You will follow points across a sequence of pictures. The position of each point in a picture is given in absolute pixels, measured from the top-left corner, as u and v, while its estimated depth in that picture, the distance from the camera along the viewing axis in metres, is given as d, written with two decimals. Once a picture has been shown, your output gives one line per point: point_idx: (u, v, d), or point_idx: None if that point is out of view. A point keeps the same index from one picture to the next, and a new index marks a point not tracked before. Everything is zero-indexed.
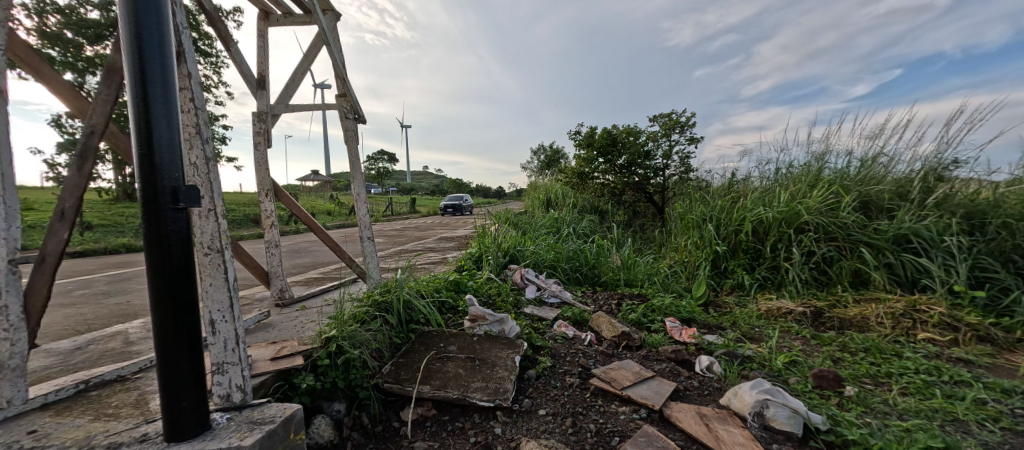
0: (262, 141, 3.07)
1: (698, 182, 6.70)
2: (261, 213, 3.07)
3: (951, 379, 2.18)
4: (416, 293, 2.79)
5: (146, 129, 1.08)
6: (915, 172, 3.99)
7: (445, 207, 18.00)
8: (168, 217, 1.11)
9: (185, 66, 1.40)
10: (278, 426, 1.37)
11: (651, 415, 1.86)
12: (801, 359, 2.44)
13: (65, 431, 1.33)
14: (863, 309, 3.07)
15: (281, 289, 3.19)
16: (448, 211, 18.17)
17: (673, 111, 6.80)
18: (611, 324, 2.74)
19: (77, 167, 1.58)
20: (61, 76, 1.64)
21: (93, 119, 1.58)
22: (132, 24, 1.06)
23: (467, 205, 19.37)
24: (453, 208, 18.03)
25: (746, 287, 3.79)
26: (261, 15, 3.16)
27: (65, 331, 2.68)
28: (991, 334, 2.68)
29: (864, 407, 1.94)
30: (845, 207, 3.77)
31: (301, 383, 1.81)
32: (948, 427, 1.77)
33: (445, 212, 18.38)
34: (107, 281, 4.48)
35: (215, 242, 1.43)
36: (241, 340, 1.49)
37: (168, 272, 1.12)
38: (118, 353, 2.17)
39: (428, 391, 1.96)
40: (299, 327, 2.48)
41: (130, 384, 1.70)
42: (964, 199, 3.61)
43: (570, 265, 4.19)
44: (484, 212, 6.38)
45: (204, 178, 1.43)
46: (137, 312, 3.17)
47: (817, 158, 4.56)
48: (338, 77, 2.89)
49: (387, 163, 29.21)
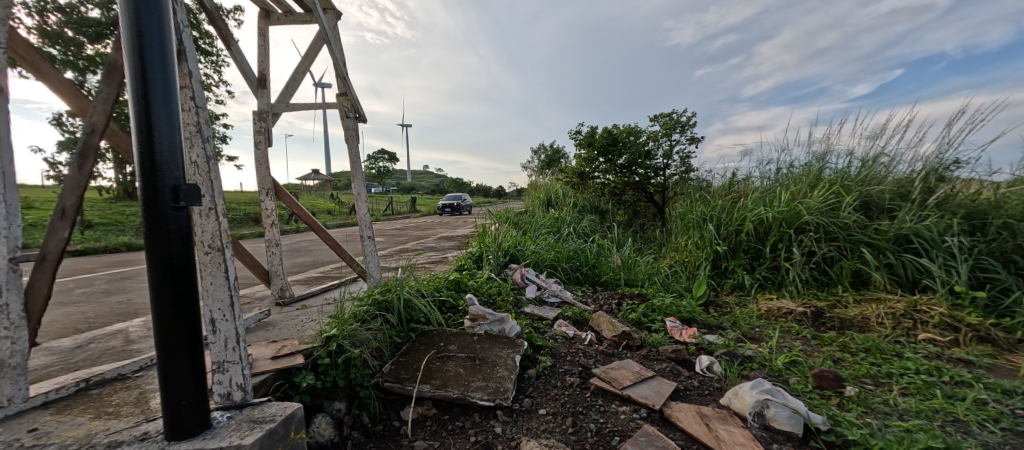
0: (262, 139, 3.07)
1: (698, 182, 6.70)
2: (262, 212, 3.07)
3: (951, 380, 2.18)
4: (416, 292, 2.79)
5: (147, 127, 1.08)
6: (916, 173, 3.99)
7: (444, 207, 17.97)
8: (168, 215, 1.10)
9: (185, 65, 1.39)
10: (278, 425, 1.37)
11: (652, 415, 1.86)
12: (802, 359, 2.44)
13: (65, 430, 1.33)
14: (864, 310, 3.07)
15: (281, 288, 3.19)
16: (447, 211, 18.18)
17: (673, 111, 6.80)
18: (611, 324, 2.74)
19: (77, 166, 1.57)
20: (62, 74, 1.64)
21: (93, 117, 1.57)
22: (132, 22, 1.06)
23: (467, 205, 19.35)
24: (452, 208, 18.00)
25: (746, 287, 3.79)
26: (261, 14, 3.16)
27: (66, 330, 2.68)
28: (992, 335, 2.67)
29: (864, 408, 1.94)
30: (845, 207, 3.77)
31: (302, 382, 1.81)
32: (948, 428, 1.77)
33: (445, 212, 18.39)
34: (107, 279, 4.48)
35: (215, 241, 1.43)
36: (241, 339, 1.49)
37: (168, 271, 1.12)
38: (119, 352, 2.17)
39: (428, 390, 1.96)
40: (300, 326, 2.48)
41: (130, 383, 1.70)
42: (965, 200, 3.61)
43: (570, 265, 4.19)
44: (484, 212, 6.38)
45: (204, 177, 1.43)
46: (137, 311, 3.17)
47: (817, 158, 4.56)
48: (339, 76, 2.89)
49: (387, 162, 29.21)
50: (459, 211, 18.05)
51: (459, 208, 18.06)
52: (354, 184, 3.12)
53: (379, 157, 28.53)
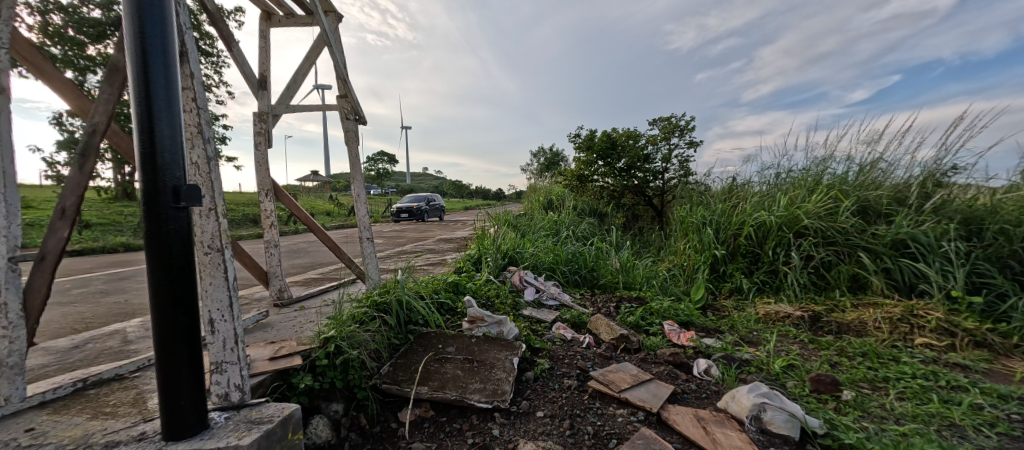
0: (262, 141, 3.08)
1: (698, 186, 6.72)
2: (261, 212, 3.07)
3: (948, 384, 2.19)
4: (416, 293, 2.80)
5: (148, 128, 1.08)
6: (914, 178, 4.02)
7: (401, 210, 16.77)
8: (168, 215, 1.11)
9: (188, 66, 1.41)
10: (276, 426, 1.37)
11: (650, 417, 1.87)
12: (800, 363, 2.45)
13: (63, 429, 1.33)
14: (861, 314, 3.08)
15: (280, 289, 3.19)
16: (402, 217, 16.69)
17: (672, 115, 6.85)
18: (609, 327, 2.76)
19: (78, 166, 1.57)
20: (64, 75, 1.65)
21: (95, 118, 1.58)
22: (134, 24, 1.07)
23: (441, 207, 18.59)
24: (410, 212, 16.69)
25: (745, 290, 3.79)
26: (262, 16, 3.17)
27: (63, 330, 2.68)
28: (988, 340, 2.68)
29: (861, 412, 1.95)
30: (844, 211, 3.79)
31: (300, 383, 1.81)
32: (945, 432, 1.78)
33: (406, 220, 17.13)
34: (105, 279, 4.46)
35: (215, 242, 1.43)
36: (240, 340, 1.49)
37: (167, 271, 1.12)
38: (117, 352, 2.17)
39: (426, 391, 1.97)
40: (298, 327, 2.48)
41: (128, 383, 1.70)
42: (962, 205, 3.63)
43: (569, 268, 4.19)
44: (482, 214, 6.37)
45: (205, 178, 1.44)
46: (135, 311, 3.16)
47: (818, 163, 4.57)
48: (340, 77, 2.90)
49: (387, 164, 29.33)
50: (420, 215, 16.70)
51: (414, 211, 16.70)
52: (354, 185, 3.12)
53: (381, 158, 28.94)
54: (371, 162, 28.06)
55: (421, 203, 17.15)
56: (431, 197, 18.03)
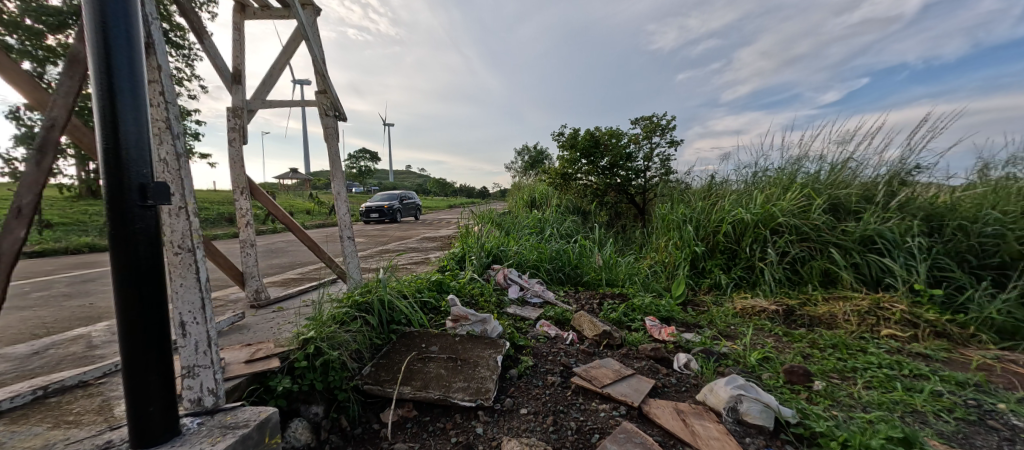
0: (237, 137, 2.98)
1: (678, 184, 6.86)
2: (236, 211, 2.97)
3: (911, 372, 2.30)
4: (398, 292, 2.77)
5: (111, 122, 1.03)
6: (881, 177, 4.20)
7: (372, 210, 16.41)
8: (134, 214, 1.06)
9: (154, 58, 1.34)
10: (252, 430, 1.34)
11: (631, 412, 1.90)
12: (774, 355, 2.53)
13: (21, 440, 1.26)
14: (832, 308, 3.21)
15: (256, 289, 3.10)
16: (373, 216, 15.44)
17: (654, 114, 6.95)
18: (592, 323, 2.79)
19: (36, 162, 1.49)
20: (18, 64, 1.55)
21: (53, 112, 1.49)
22: (96, 12, 1.02)
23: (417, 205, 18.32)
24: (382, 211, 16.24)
25: (723, 286, 3.91)
26: (236, 8, 3.06)
27: (21, 335, 2.53)
28: (947, 330, 2.83)
29: (831, 401, 2.03)
30: (816, 209, 3.93)
31: (277, 386, 1.77)
32: (907, 418, 1.87)
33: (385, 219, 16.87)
34: (68, 282, 4.24)
35: (184, 241, 1.37)
36: (213, 342, 1.44)
37: (133, 272, 1.07)
38: (80, 357, 2.07)
39: (409, 391, 1.94)
40: (276, 328, 2.42)
41: (93, 390, 1.63)
42: (925, 203, 3.82)
43: (553, 266, 4.22)
44: (466, 212, 6.33)
45: (174, 175, 1.38)
46: (101, 314, 3.02)
47: (792, 163, 4.73)
48: (318, 73, 2.83)
49: (368, 162, 28.86)
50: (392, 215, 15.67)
51: (388, 211, 16.38)
52: (334, 183, 3.06)
53: (362, 156, 28.46)
54: (354, 159, 27.95)
55: (394, 202, 16.73)
56: (409, 196, 17.82)
